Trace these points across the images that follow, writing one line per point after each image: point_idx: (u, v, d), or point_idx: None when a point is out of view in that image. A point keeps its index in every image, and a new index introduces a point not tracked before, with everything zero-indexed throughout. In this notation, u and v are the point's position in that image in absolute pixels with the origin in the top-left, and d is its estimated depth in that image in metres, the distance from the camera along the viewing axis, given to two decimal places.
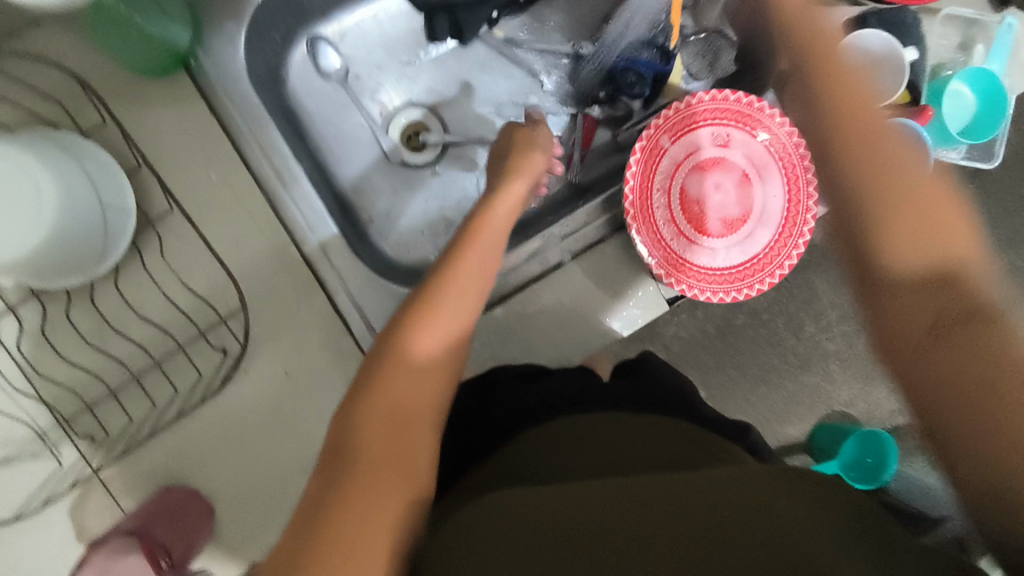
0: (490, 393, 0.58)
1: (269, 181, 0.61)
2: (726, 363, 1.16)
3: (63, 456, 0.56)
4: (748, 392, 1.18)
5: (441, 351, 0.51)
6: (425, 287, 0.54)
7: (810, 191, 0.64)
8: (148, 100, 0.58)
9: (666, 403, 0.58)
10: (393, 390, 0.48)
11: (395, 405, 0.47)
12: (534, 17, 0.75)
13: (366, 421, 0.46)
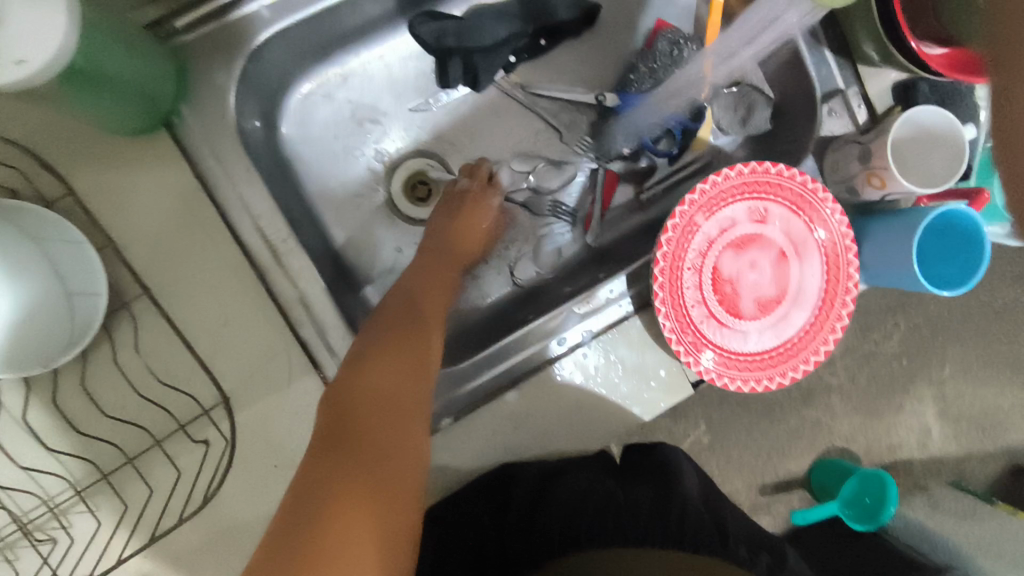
0: (514, 494, 0.60)
1: (260, 254, 0.53)
2: (731, 398, 1.09)
3: (21, 565, 0.50)
4: (751, 427, 1.10)
5: (406, 386, 0.51)
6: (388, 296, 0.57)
7: (849, 272, 0.59)
8: (123, 165, 0.51)
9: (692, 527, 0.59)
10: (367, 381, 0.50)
11: (357, 439, 0.48)
12: (556, 62, 0.69)
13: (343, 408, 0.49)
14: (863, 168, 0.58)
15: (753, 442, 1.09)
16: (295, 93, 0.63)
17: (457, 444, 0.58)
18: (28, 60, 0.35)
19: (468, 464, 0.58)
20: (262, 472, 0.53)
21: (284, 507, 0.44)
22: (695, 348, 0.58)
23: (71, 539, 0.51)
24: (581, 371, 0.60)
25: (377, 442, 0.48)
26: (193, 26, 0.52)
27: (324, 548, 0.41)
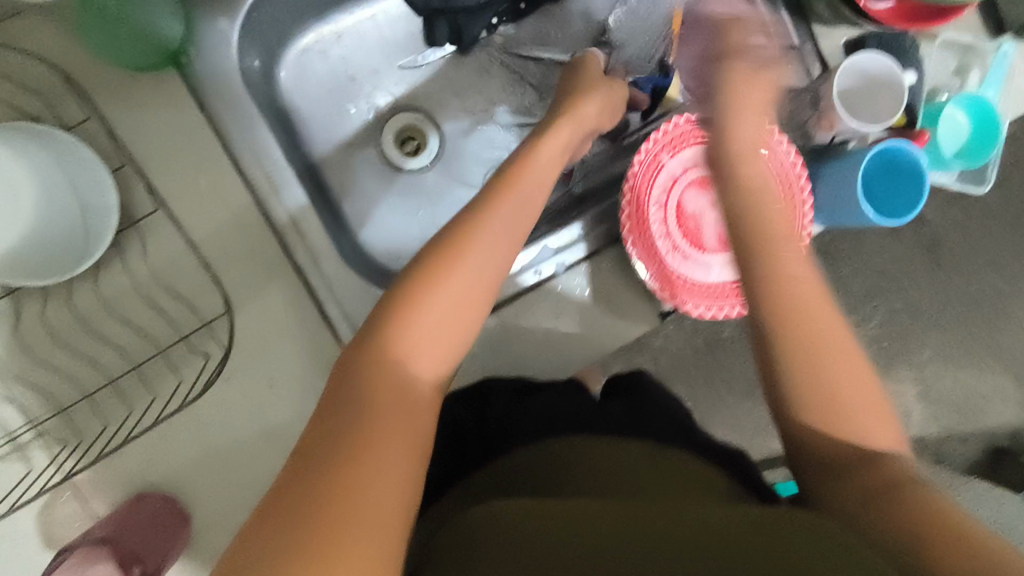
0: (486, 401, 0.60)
1: (259, 184, 0.59)
2: (714, 377, 1.12)
3: (34, 460, 0.54)
4: (734, 408, 1.12)
5: (435, 356, 0.44)
6: (408, 280, 0.45)
7: (805, 209, 0.64)
8: (135, 95, 0.56)
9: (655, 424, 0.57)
10: (397, 354, 0.42)
11: (404, 384, 0.41)
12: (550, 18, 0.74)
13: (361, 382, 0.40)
14: (813, 112, 0.64)
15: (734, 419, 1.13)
16: (293, 47, 0.68)
17: None
18: None
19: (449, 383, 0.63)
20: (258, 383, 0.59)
21: (306, 449, 0.36)
22: (660, 277, 0.63)
23: (80, 441, 0.55)
24: (557, 302, 0.65)
25: (412, 398, 0.41)
26: None
27: (360, 474, 0.35)
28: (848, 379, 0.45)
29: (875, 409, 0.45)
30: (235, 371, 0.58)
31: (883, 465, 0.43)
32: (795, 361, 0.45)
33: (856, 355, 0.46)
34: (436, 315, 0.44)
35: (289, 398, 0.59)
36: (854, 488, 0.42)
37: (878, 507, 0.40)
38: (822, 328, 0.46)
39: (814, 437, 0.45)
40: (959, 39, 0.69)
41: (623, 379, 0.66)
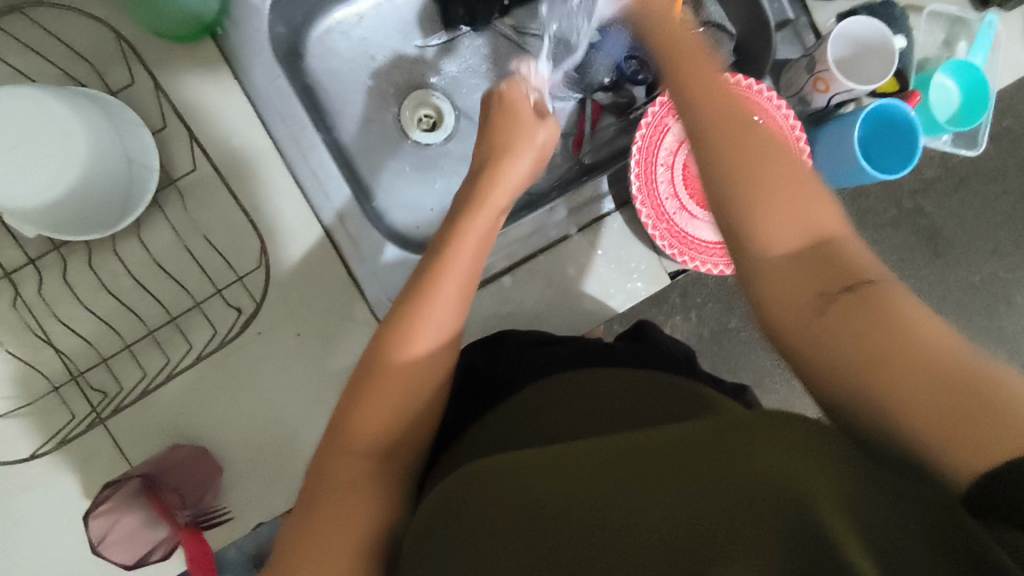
0: (500, 351, 0.62)
1: (288, 147, 0.62)
2: (721, 366, 1.14)
3: (76, 407, 0.57)
4: None
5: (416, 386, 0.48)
6: (405, 296, 0.50)
7: (805, 170, 0.67)
8: (176, 63, 0.60)
9: (665, 363, 0.62)
10: (383, 389, 0.47)
11: (390, 412, 0.48)
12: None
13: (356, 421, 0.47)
14: (809, 75, 0.67)
15: None
16: (318, 27, 0.72)
17: None
18: None
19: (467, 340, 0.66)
20: (285, 338, 0.61)
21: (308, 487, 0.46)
22: (667, 236, 0.66)
23: (120, 388, 0.58)
24: (569, 261, 0.68)
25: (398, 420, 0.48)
26: None
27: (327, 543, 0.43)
28: (797, 219, 0.42)
29: (814, 205, 0.43)
30: (264, 325, 0.61)
31: (862, 295, 0.38)
32: (743, 226, 0.43)
33: (802, 186, 0.44)
34: (424, 340, 0.49)
35: (316, 353, 0.62)
36: (837, 325, 0.37)
37: (853, 347, 0.36)
38: (750, 136, 0.46)
39: (776, 274, 0.41)
40: (945, 11, 0.73)
41: (632, 330, 0.68)
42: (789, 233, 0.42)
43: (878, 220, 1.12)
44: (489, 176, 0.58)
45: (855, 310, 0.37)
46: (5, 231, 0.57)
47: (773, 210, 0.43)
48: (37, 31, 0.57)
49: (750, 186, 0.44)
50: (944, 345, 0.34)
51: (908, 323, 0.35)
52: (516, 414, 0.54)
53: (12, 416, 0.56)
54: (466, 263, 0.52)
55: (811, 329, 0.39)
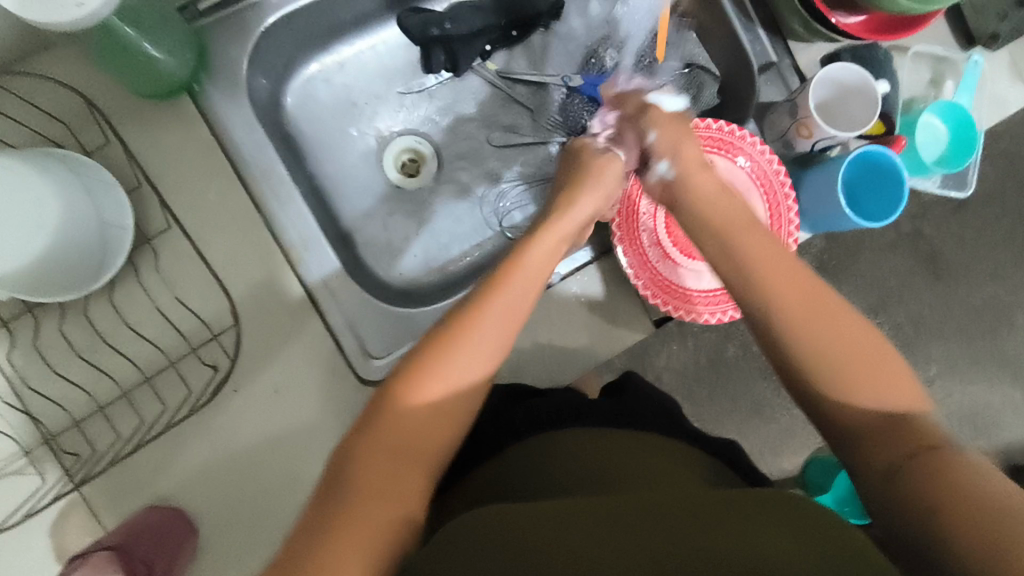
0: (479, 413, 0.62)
1: (266, 201, 0.61)
2: (720, 395, 1.13)
3: (47, 471, 0.56)
4: (741, 424, 1.14)
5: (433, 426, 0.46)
6: (439, 325, 0.48)
7: (791, 216, 0.66)
8: (150, 121, 0.59)
9: (649, 417, 0.63)
10: (405, 423, 0.45)
11: (405, 449, 0.45)
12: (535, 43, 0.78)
13: (365, 465, 0.44)
14: (793, 121, 0.67)
15: (739, 435, 1.14)
16: (300, 76, 0.72)
17: None
18: (86, 3, 0.44)
19: None
20: (262, 395, 0.60)
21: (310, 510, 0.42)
22: (652, 285, 0.65)
23: (92, 451, 0.57)
24: (553, 310, 0.67)
25: (409, 461, 0.45)
26: (214, 7, 0.62)
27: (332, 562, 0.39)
28: (880, 388, 0.43)
29: (895, 375, 0.44)
30: (240, 383, 0.60)
31: (933, 461, 0.40)
32: (832, 389, 0.44)
33: (872, 342, 0.45)
34: (442, 392, 0.46)
35: (295, 410, 0.60)
36: (917, 483, 0.39)
37: (914, 517, 0.38)
38: (817, 291, 0.46)
39: (862, 428, 0.43)
40: (929, 51, 0.72)
41: (614, 384, 0.69)
42: (865, 407, 0.43)
43: (875, 245, 1.11)
44: (535, 236, 0.54)
45: (948, 478, 0.38)
46: None
47: (858, 377, 0.44)
48: (8, 95, 0.56)
49: (825, 351, 0.44)
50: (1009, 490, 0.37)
51: (978, 496, 0.37)
52: (507, 467, 0.55)
53: None
54: (499, 311, 0.49)
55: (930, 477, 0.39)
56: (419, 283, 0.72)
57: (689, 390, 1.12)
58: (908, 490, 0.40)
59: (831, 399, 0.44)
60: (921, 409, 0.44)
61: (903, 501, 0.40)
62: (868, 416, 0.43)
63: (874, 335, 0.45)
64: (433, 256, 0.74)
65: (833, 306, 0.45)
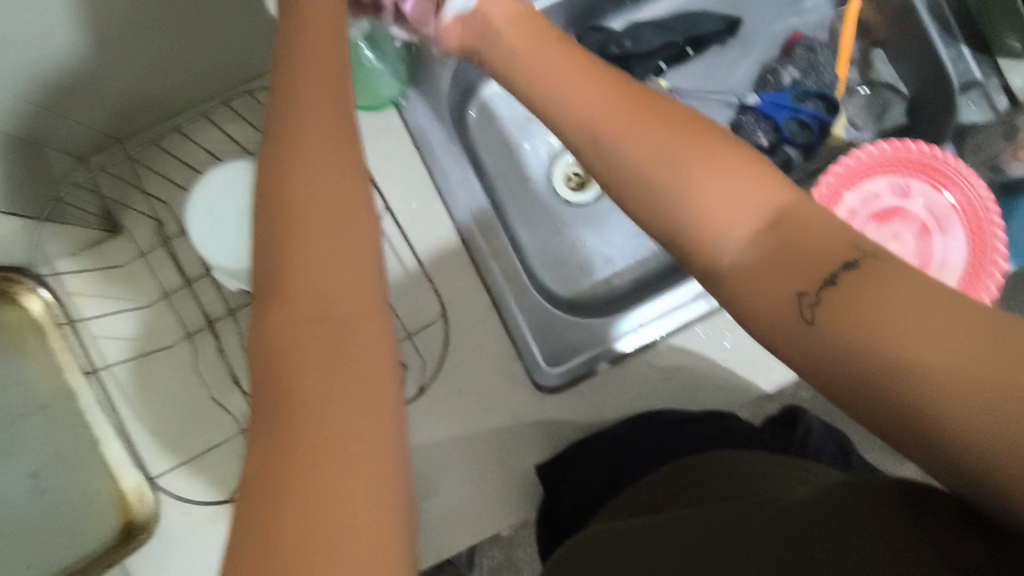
0: (648, 425, 0.65)
1: (458, 209, 0.65)
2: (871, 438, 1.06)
3: None
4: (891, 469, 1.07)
5: (317, 139, 0.39)
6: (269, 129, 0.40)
7: (998, 245, 0.62)
8: (366, 133, 0.64)
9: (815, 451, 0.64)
10: (309, 221, 0.35)
11: (324, 325, 0.32)
12: (715, 56, 0.79)
13: (287, 319, 0.32)
14: (1009, 144, 0.63)
15: None
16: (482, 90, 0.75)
17: (611, 388, 0.65)
18: None
19: (617, 405, 0.65)
20: (449, 396, 0.63)
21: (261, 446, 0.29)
22: None
23: None
24: (730, 332, 0.66)
25: (338, 298, 0.33)
26: None
27: (307, 490, 0.27)
28: (736, 197, 0.33)
29: (748, 174, 0.34)
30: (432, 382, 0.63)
31: (867, 271, 0.29)
32: (692, 230, 0.34)
33: (706, 144, 0.36)
34: (322, 188, 0.37)
35: (474, 410, 0.63)
36: (843, 333, 0.28)
37: (761, 281, 0.31)
38: (710, 157, 0.35)
39: (765, 281, 0.31)
40: None
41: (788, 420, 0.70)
42: (747, 233, 0.32)
43: None
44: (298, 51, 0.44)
45: (888, 303, 0.27)
46: (212, 283, 0.62)
47: (712, 186, 0.34)
48: None
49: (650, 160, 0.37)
50: (842, 241, 0.31)
51: (906, 301, 0.27)
52: (649, 492, 0.56)
53: (202, 455, 0.60)
54: (321, 125, 0.40)
55: (747, 271, 0.32)
56: (583, 295, 0.74)
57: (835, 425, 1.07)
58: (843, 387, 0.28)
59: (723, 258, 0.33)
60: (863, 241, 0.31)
61: (944, 402, 0.25)
62: (774, 291, 0.31)
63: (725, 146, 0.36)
64: (597, 267, 0.75)
65: (648, 113, 0.39)
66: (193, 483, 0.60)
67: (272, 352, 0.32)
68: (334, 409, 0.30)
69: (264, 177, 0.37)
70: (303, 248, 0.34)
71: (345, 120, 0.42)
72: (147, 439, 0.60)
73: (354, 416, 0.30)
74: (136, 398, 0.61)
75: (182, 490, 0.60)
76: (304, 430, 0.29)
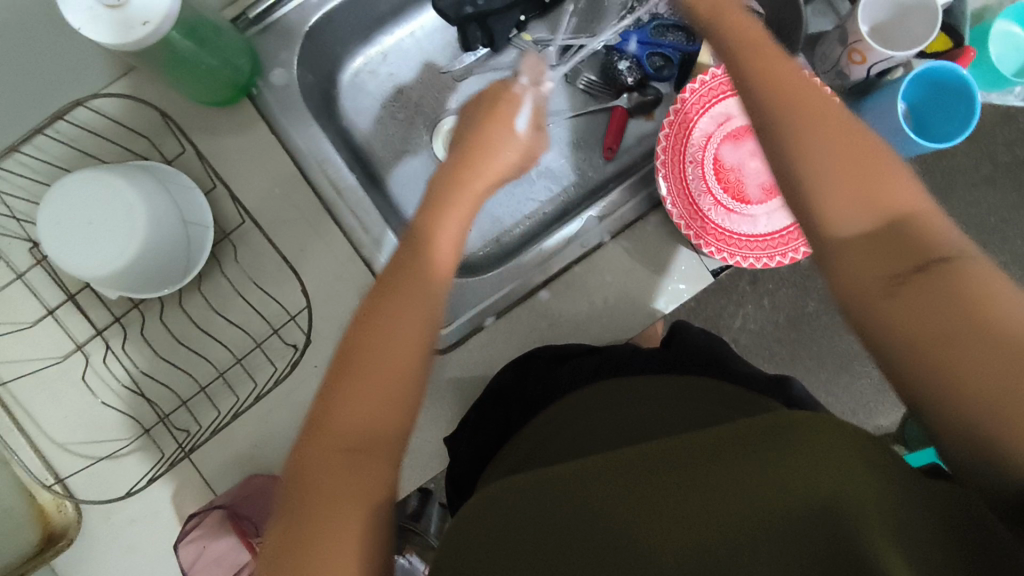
0: (528, 371, 0.61)
1: (325, 189, 0.66)
2: (803, 354, 1.18)
3: (163, 445, 0.63)
4: (830, 383, 1.18)
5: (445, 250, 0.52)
6: (411, 244, 0.52)
7: None
8: (220, 126, 0.65)
9: (698, 362, 0.60)
10: (412, 302, 0.47)
11: (383, 375, 0.44)
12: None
13: (354, 386, 0.44)
14: (843, 48, 0.63)
15: (824, 393, 1.18)
16: (347, 69, 0.77)
17: (498, 339, 0.67)
18: (150, 21, 0.48)
19: (508, 357, 0.67)
20: None
21: (290, 493, 0.41)
22: (703, 232, 0.64)
23: (199, 426, 0.63)
24: (605, 270, 0.67)
25: (385, 363, 0.45)
26: (261, 15, 0.66)
27: (305, 544, 0.39)
28: (871, 191, 0.42)
29: (889, 179, 0.42)
30: (318, 359, 0.64)
31: (948, 270, 0.38)
32: (812, 198, 0.43)
33: (878, 163, 0.42)
34: (426, 303, 0.48)
35: None
36: (917, 306, 0.38)
37: (868, 254, 0.41)
38: (873, 157, 0.43)
39: (857, 253, 0.41)
40: None
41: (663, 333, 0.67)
42: (856, 204, 0.42)
43: (965, 185, 1.15)
44: (455, 197, 0.56)
45: (945, 299, 0.37)
46: (93, 294, 0.64)
47: (846, 184, 0.42)
48: (96, 118, 0.63)
49: (827, 173, 0.43)
50: (907, 207, 0.41)
51: (995, 312, 0.36)
52: (570, 418, 0.52)
53: (110, 458, 0.62)
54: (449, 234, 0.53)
55: (847, 236, 0.42)
56: (474, 256, 0.75)
57: (769, 350, 1.18)
58: (883, 324, 0.39)
59: (828, 213, 0.42)
60: (920, 212, 0.41)
61: (951, 374, 0.36)
62: (866, 260, 0.41)
63: (894, 167, 0.43)
64: (486, 226, 0.77)
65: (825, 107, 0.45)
66: (102, 485, 0.62)
67: (346, 438, 0.42)
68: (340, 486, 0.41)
69: (397, 265, 0.50)
70: (397, 322, 0.46)
71: (459, 236, 0.54)
72: (56, 449, 0.62)
73: (346, 487, 0.41)
74: (36, 415, 0.62)
75: (91, 495, 0.62)
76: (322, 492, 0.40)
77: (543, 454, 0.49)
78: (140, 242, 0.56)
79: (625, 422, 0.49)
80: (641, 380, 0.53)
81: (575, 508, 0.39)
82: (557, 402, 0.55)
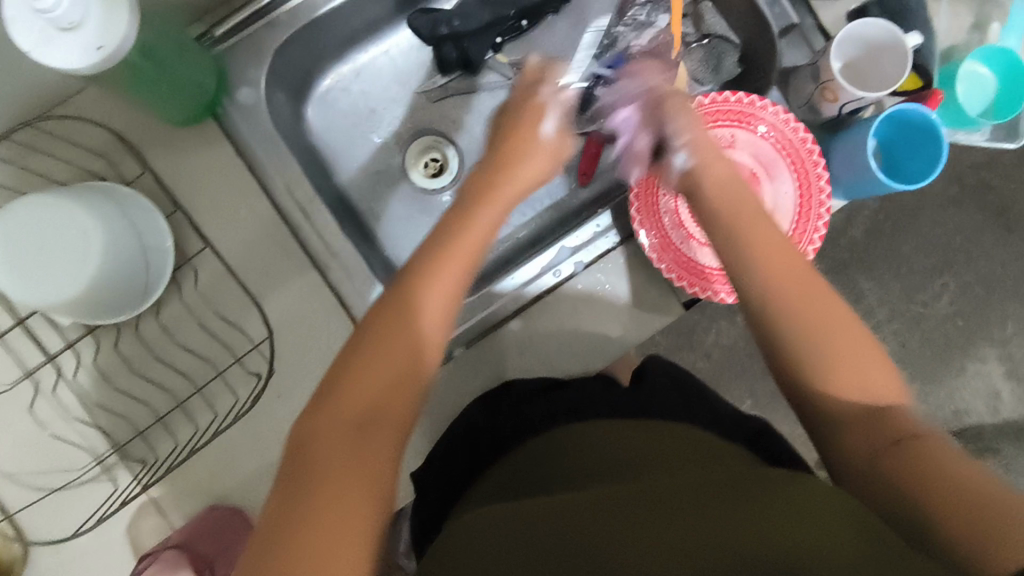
0: (501, 407, 0.61)
1: (293, 214, 0.64)
2: None
3: (118, 477, 0.60)
4: None
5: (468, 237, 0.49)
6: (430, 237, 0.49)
7: (821, 184, 0.64)
8: (182, 146, 0.63)
9: (671, 406, 0.60)
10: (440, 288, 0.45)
11: (399, 371, 0.42)
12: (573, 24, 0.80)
13: (366, 376, 0.41)
14: (817, 85, 0.64)
15: (794, 410, 1.19)
16: (318, 87, 0.75)
17: (468, 368, 0.66)
18: (105, 46, 0.46)
19: (478, 387, 0.66)
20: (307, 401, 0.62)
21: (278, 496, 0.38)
22: (676, 265, 0.63)
23: (156, 457, 0.61)
24: (578, 299, 0.67)
25: (401, 356, 0.42)
26: (229, 32, 0.64)
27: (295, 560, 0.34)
28: (862, 376, 0.43)
29: (874, 363, 0.43)
30: (283, 387, 0.62)
31: (925, 449, 0.40)
32: (808, 383, 0.44)
33: (857, 333, 0.44)
34: (441, 298, 0.45)
35: None
36: (902, 473, 0.39)
37: (850, 432, 0.42)
38: (841, 324, 0.44)
39: (845, 432, 0.43)
40: None
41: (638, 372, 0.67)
42: (845, 390, 0.43)
43: (935, 207, 1.17)
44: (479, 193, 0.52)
45: (921, 468, 0.39)
46: (46, 319, 0.61)
47: (838, 361, 0.43)
48: (51, 137, 0.61)
49: (817, 334, 0.44)
50: (885, 383, 0.43)
51: (963, 478, 0.38)
52: (544, 458, 0.52)
53: (60, 490, 0.60)
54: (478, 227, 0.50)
55: (833, 400, 0.43)
56: None
57: (742, 366, 1.19)
58: (873, 487, 0.41)
59: (819, 390, 0.43)
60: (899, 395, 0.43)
61: (928, 532, 0.37)
62: (856, 433, 0.42)
63: (872, 342, 0.44)
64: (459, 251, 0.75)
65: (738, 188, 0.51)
66: (51, 519, 0.60)
67: (352, 433, 0.40)
68: (337, 502, 0.37)
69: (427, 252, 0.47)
70: (424, 311, 0.44)
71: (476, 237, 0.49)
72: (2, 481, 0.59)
73: (345, 504, 0.37)
74: None
75: (39, 530, 0.59)
76: (322, 504, 0.36)
77: (519, 487, 0.50)
78: (94, 271, 0.54)
79: (611, 455, 0.49)
80: (618, 423, 0.54)
81: (545, 537, 0.39)
82: (528, 442, 0.56)
